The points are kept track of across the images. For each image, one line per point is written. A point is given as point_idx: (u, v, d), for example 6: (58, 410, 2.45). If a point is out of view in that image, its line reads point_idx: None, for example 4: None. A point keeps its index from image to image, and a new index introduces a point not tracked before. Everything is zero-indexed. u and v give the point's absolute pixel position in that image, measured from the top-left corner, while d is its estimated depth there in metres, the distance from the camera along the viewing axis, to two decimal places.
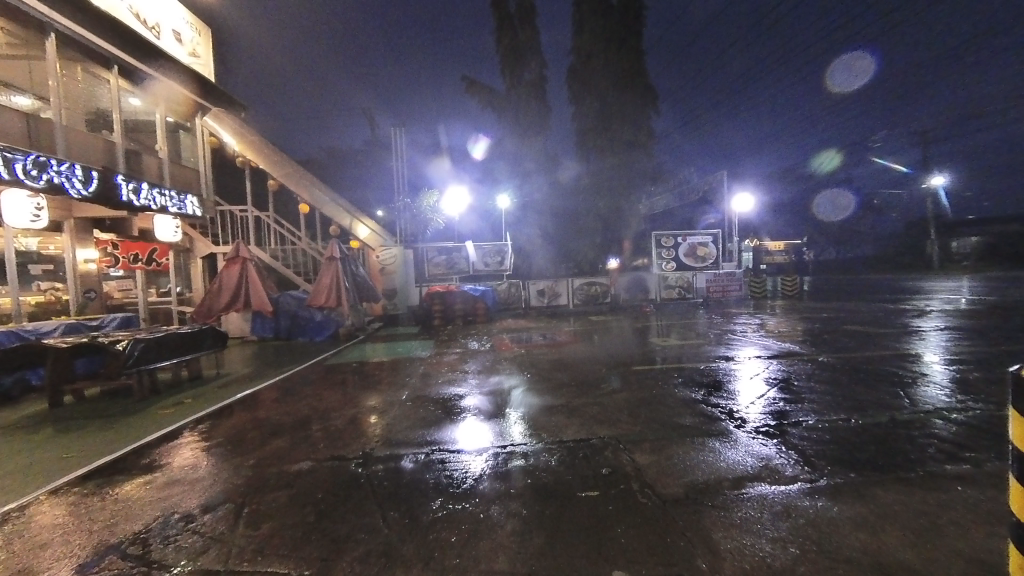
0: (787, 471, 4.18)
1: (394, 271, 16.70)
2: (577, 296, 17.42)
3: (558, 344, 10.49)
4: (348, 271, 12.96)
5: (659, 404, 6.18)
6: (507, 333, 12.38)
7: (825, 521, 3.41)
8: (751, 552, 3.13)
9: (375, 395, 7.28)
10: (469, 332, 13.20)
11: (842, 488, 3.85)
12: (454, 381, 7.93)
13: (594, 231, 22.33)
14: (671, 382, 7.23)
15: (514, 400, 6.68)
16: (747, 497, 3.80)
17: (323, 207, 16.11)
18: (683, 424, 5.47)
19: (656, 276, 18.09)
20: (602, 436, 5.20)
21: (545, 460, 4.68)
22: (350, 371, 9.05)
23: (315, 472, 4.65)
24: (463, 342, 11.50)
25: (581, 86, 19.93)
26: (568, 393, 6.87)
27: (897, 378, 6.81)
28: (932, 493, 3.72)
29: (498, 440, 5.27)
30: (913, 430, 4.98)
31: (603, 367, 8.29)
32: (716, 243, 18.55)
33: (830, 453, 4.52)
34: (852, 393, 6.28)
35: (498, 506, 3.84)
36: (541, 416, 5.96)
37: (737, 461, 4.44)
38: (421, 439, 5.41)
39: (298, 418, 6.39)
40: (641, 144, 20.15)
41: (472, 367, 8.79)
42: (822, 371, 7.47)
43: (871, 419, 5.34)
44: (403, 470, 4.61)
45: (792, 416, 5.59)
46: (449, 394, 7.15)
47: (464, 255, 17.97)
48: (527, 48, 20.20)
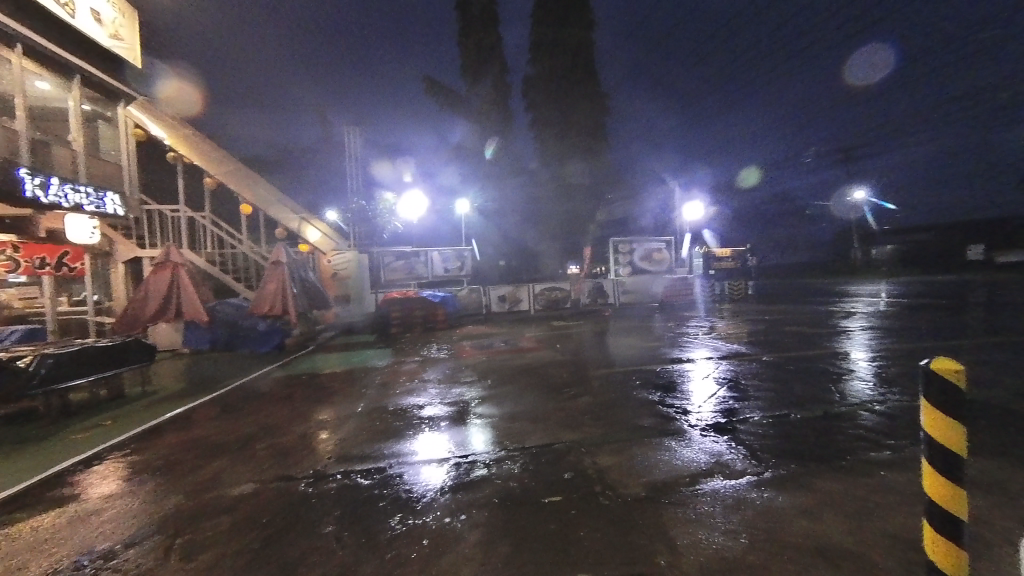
0: (736, 466, 4.39)
1: (347, 276, 16.15)
2: (538, 302, 17.56)
3: (521, 350, 10.46)
4: (296, 276, 12.32)
5: (620, 406, 6.32)
6: (469, 340, 12.19)
7: (771, 510, 3.61)
8: (706, 545, 3.23)
9: (326, 409, 6.87)
10: (429, 339, 12.87)
11: (785, 479, 4.10)
12: (413, 391, 7.66)
13: (553, 238, 22.89)
14: (629, 384, 7.43)
15: (475, 409, 6.56)
16: (702, 492, 3.94)
17: (268, 208, 15.54)
18: (641, 425, 5.61)
19: (613, 280, 18.65)
20: (565, 441, 5.21)
21: (508, 468, 4.59)
22: (300, 384, 8.49)
23: (260, 494, 4.28)
24: (423, 350, 11.18)
25: (541, 93, 20.24)
26: (528, 400, 6.84)
27: (830, 375, 7.42)
28: (862, 479, 4.04)
29: (462, 450, 5.12)
30: (845, 421, 5.42)
31: (565, 371, 8.40)
32: (670, 249, 19.55)
33: (774, 446, 4.80)
34: (792, 390, 6.76)
35: (460, 517, 3.72)
36: (504, 424, 5.89)
37: (691, 459, 4.60)
38: (377, 453, 5.16)
39: (239, 437, 5.88)
40: (598, 153, 20.80)
41: (432, 376, 8.53)
42: (765, 369, 8.01)
43: (809, 413, 5.76)
44: (359, 487, 4.36)
45: (740, 413, 5.91)
46: (408, 405, 6.89)
47: (422, 261, 17.71)
48: (488, 55, 20.31)
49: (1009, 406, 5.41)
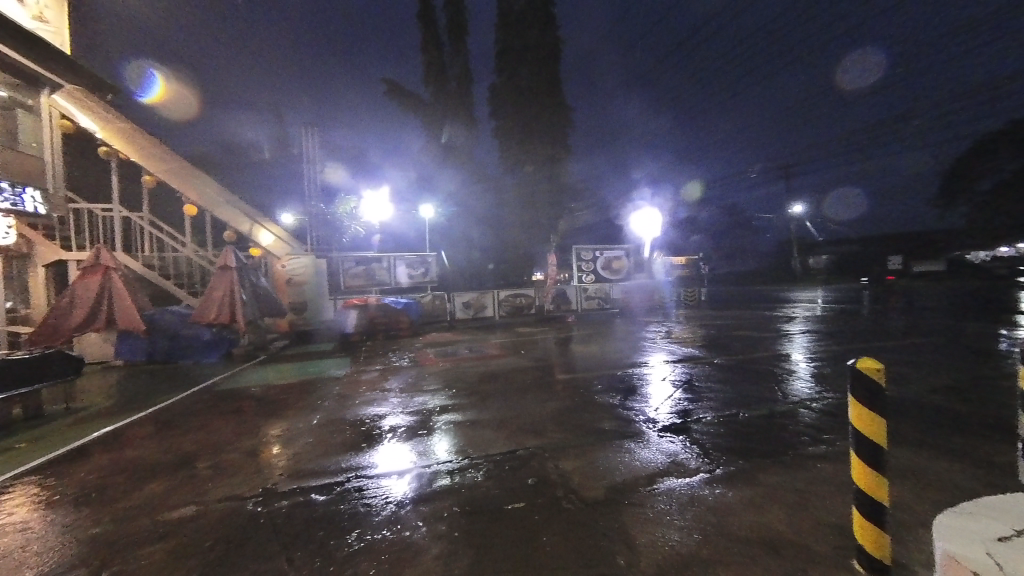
0: (691, 464, 4.60)
1: (304, 282, 15.22)
2: (503, 308, 17.58)
3: (486, 357, 10.44)
4: (246, 282, 11.65)
5: (583, 410, 6.46)
6: (432, 348, 12.00)
7: (722, 505, 3.82)
8: (664, 543, 3.35)
9: (279, 422, 6.52)
10: (390, 347, 12.54)
11: (734, 474, 4.35)
12: (373, 401, 7.43)
13: (518, 244, 23.09)
14: (592, 388, 7.61)
15: (439, 417, 6.47)
16: (659, 491, 4.10)
17: (216, 209, 14.53)
18: (603, 428, 5.76)
19: (577, 287, 18.98)
20: (528, 446, 5.24)
21: (471, 477, 4.55)
22: (250, 396, 8.00)
23: (204, 516, 3.99)
24: (384, 359, 10.87)
25: (506, 101, 20.55)
26: (492, 406, 6.82)
27: (774, 375, 7.97)
28: (802, 471, 4.36)
29: (424, 460, 5.03)
30: (787, 419, 5.83)
31: (530, 377, 8.47)
32: (629, 256, 20.10)
33: (724, 444, 5.08)
34: (741, 390, 7.19)
35: (421, 530, 3.63)
36: (468, 431, 5.83)
37: (649, 459, 4.77)
38: (334, 467, 4.95)
39: (179, 455, 5.44)
40: (560, 162, 21.33)
41: (394, 385, 8.32)
42: (717, 371, 8.47)
43: (755, 412, 6.15)
44: (314, 504, 4.16)
45: (694, 413, 6.21)
46: (369, 415, 6.67)
47: (384, 266, 17.20)
48: (452, 62, 20.45)
49: (922, 401, 6.03)
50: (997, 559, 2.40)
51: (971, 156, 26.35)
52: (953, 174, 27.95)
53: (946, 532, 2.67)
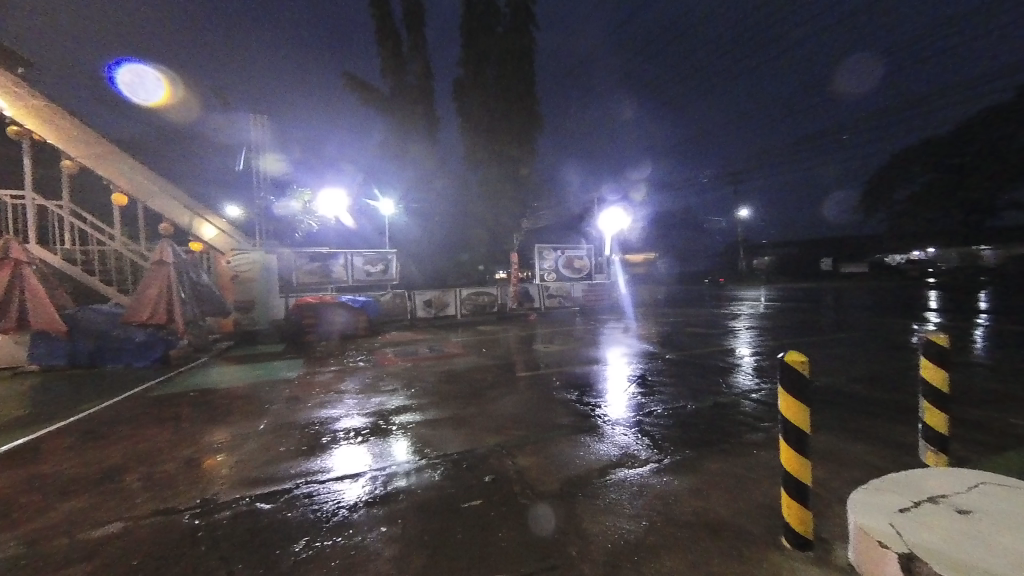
0: (641, 456, 4.81)
1: (251, 279, 14.32)
2: (465, 306, 17.45)
3: (447, 355, 10.34)
4: (186, 279, 10.83)
5: (542, 407, 6.57)
6: (392, 347, 11.71)
7: (669, 493, 4.02)
8: (614, 532, 3.48)
9: (223, 429, 6.12)
10: (346, 347, 12.10)
11: (680, 463, 4.59)
12: (327, 403, 7.14)
13: (482, 242, 23.00)
14: (552, 385, 7.75)
15: (397, 417, 6.34)
16: (612, 482, 4.26)
17: (151, 200, 13.61)
18: (561, 423, 5.89)
19: (539, 286, 19.20)
20: (487, 445, 5.25)
21: (428, 477, 4.50)
22: (188, 402, 7.42)
23: (134, 532, 3.69)
24: (339, 360, 10.47)
25: (469, 98, 20.52)
26: (454, 405, 6.79)
27: (721, 370, 8.48)
28: (742, 458, 4.67)
29: (381, 462, 4.93)
30: (730, 410, 6.23)
31: (490, 375, 8.51)
32: (590, 256, 20.68)
33: (673, 435, 5.35)
34: (691, 384, 7.60)
35: (375, 533, 3.56)
36: (427, 431, 5.77)
37: (604, 452, 4.93)
38: (283, 473, 4.73)
39: (104, 469, 4.96)
40: (523, 161, 21.54)
41: (350, 387, 8.03)
42: (670, 367, 8.89)
43: (702, 404, 6.53)
44: (259, 512, 3.96)
45: (646, 407, 6.50)
46: (322, 418, 6.43)
47: (341, 263, 16.62)
48: (412, 55, 20.13)
49: (845, 390, 6.66)
50: (899, 530, 2.76)
51: (889, 168, 29.43)
52: (875, 184, 31.01)
53: (859, 508, 3.02)
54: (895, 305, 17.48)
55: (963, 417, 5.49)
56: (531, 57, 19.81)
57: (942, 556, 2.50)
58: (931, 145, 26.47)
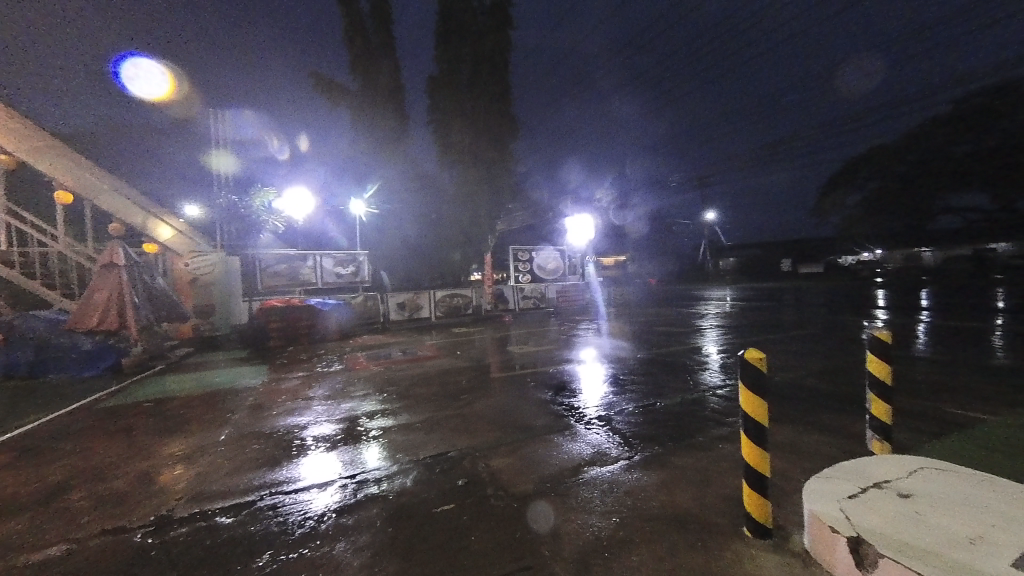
0: (613, 453, 4.91)
1: (212, 283, 13.79)
2: (439, 308, 17.27)
3: (420, 358, 10.20)
4: (140, 282, 10.21)
5: (516, 408, 6.58)
6: (363, 351, 11.45)
7: (639, 488, 4.13)
8: (586, 530, 3.53)
9: (181, 440, 5.80)
10: (315, 352, 11.73)
11: (649, 460, 4.72)
12: (294, 411, 6.90)
13: (456, 243, 22.84)
14: (526, 386, 7.80)
15: (368, 423, 6.20)
16: (584, 480, 4.32)
17: (102, 198, 12.94)
18: (535, 424, 5.93)
19: (513, 287, 19.27)
20: (460, 447, 5.22)
21: (401, 483, 4.42)
22: (142, 413, 6.99)
23: (79, 554, 3.44)
24: (307, 365, 10.11)
25: (443, 98, 20.38)
26: (427, 408, 6.72)
27: (688, 368, 8.76)
28: (707, 453, 4.85)
29: (351, 469, 4.81)
30: (697, 406, 6.45)
31: (464, 377, 8.44)
32: (564, 257, 20.93)
33: (643, 433, 5.49)
34: (660, 382, 7.82)
35: (344, 543, 3.47)
36: (399, 436, 5.67)
37: (577, 451, 5.00)
38: (247, 485, 4.54)
39: (45, 488, 4.60)
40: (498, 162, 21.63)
41: (319, 393, 7.79)
42: (641, 365, 9.10)
43: (671, 401, 6.73)
44: (220, 527, 3.78)
45: (618, 405, 6.62)
46: (288, 426, 6.20)
47: (309, 265, 16.09)
48: (383, 51, 19.63)
49: (802, 384, 7.03)
50: (849, 514, 2.95)
51: (842, 174, 31.32)
52: (830, 189, 32.92)
53: (813, 496, 3.20)
54: (847, 303, 18.63)
55: (907, 407, 5.90)
56: (506, 58, 19.85)
57: (884, 537, 2.69)
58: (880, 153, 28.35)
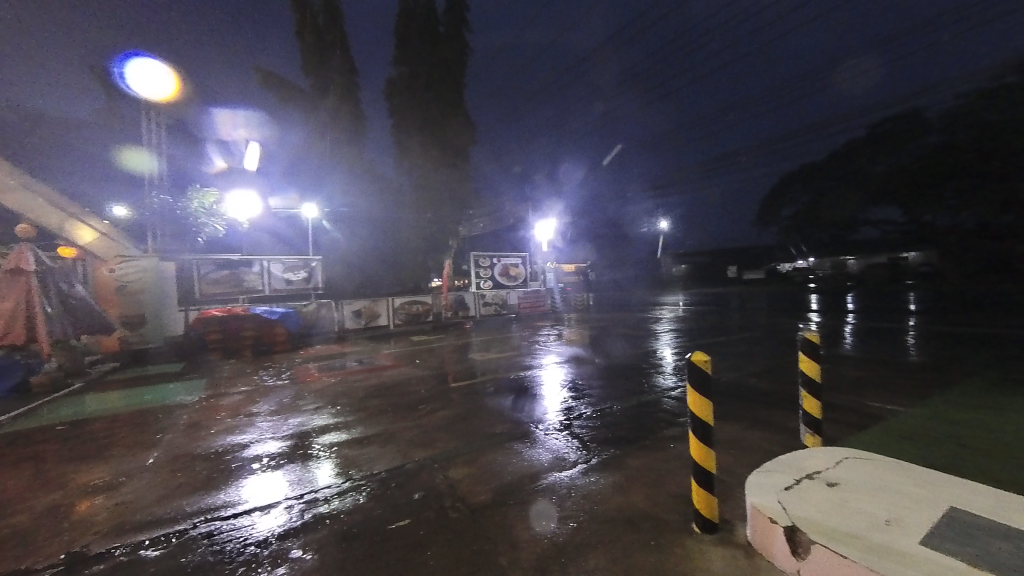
0: (571, 458, 4.97)
1: (142, 291, 12.56)
2: (398, 316, 16.81)
3: (378, 368, 9.89)
4: (56, 293, 9.13)
5: (475, 417, 6.52)
6: (316, 362, 10.93)
7: (596, 492, 4.19)
8: (543, 536, 3.54)
9: (101, 466, 5.22)
10: (260, 364, 10.99)
11: (606, 462, 4.82)
12: (235, 428, 6.43)
13: (416, 249, 22.41)
14: (486, 393, 7.76)
15: (320, 438, 5.89)
16: (544, 487, 4.33)
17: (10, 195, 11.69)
18: (495, 432, 5.90)
19: (474, 294, 19.13)
20: (417, 459, 5.08)
21: (353, 500, 4.22)
22: (52, 438, 6.21)
23: None
24: (251, 379, 9.45)
25: (401, 101, 20.98)
26: (385, 420, 6.50)
27: (644, 371, 9.07)
28: (661, 453, 5.02)
29: (299, 488, 4.52)
30: (652, 408, 6.68)
31: (422, 387, 8.22)
32: (525, 264, 21.05)
33: (601, 436, 5.61)
34: (617, 386, 8.03)
35: (288, 570, 3.24)
36: (354, 450, 5.43)
37: (537, 458, 5.01)
38: (179, 512, 4.14)
39: None
40: (458, 165, 21.99)
41: (265, 408, 7.31)
42: (599, 370, 9.33)
43: (626, 404, 6.93)
44: (144, 562, 3.41)
45: (576, 410, 6.73)
46: (229, 445, 5.76)
47: (255, 271, 15.22)
48: (337, 51, 20.04)
49: (746, 384, 7.48)
50: (785, 505, 3.16)
51: (778, 188, 34.18)
52: (768, 202, 35.77)
53: (754, 490, 3.39)
54: (783, 306, 20.25)
55: (836, 402, 6.43)
56: (462, 64, 20.88)
57: (817, 526, 2.90)
58: (809, 170, 31.29)
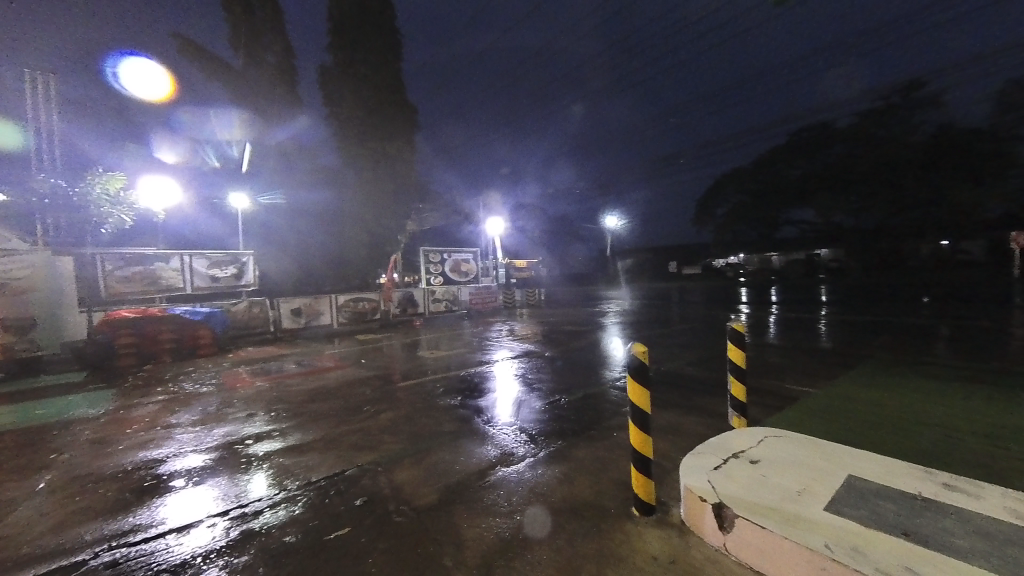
0: (519, 452, 5.00)
1: (30, 291, 10.88)
2: (343, 314, 15.96)
3: (319, 370, 9.33)
4: None
5: (423, 415, 6.40)
6: (247, 365, 10.11)
7: (543, 484, 4.26)
8: (490, 532, 3.54)
9: None
10: (179, 370, 9.93)
11: (553, 454, 4.92)
12: (151, 442, 5.78)
13: (362, 245, 21.70)
14: (435, 392, 7.58)
15: (253, 448, 5.44)
16: (491, 483, 4.33)
17: None
18: (443, 430, 5.81)
19: (423, 290, 18.54)
20: (360, 464, 4.86)
21: (288, 512, 3.93)
22: None
23: None
24: (171, 387, 8.52)
25: (339, 87, 19.94)
26: (327, 424, 6.18)
27: (592, 364, 9.37)
28: (604, 442, 5.21)
29: (226, 504, 4.13)
30: (597, 399, 6.93)
31: (368, 389, 7.86)
32: (477, 260, 20.98)
33: (549, 429, 5.70)
34: (566, 379, 8.25)
35: None
36: (291, 459, 5.08)
37: (486, 454, 4.99)
38: (80, 540, 3.65)
39: None
40: (404, 158, 21.60)
41: (187, 418, 6.64)
42: (548, 364, 9.52)
43: (573, 396, 7.14)
44: None
45: (525, 404, 6.81)
46: (143, 462, 5.17)
47: (176, 266, 13.78)
48: (268, 29, 18.66)
49: (682, 373, 7.96)
50: (714, 484, 3.39)
51: (713, 189, 36.75)
52: (704, 203, 38.42)
53: (687, 472, 3.60)
54: (716, 299, 21.92)
55: (759, 386, 7.05)
56: (402, 54, 20.37)
57: (741, 502, 3.14)
58: (738, 174, 34.00)
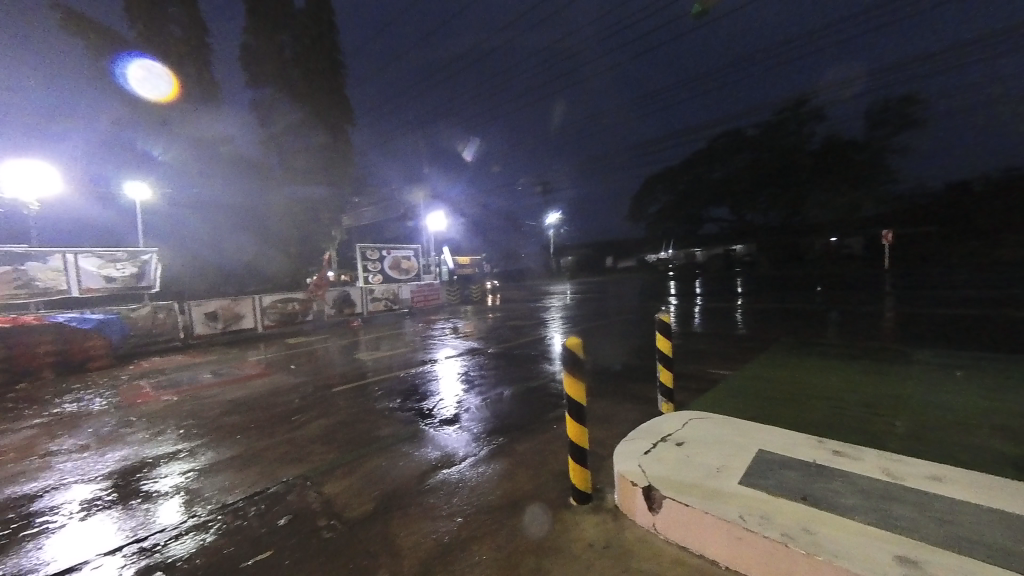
0: (460, 453, 4.91)
1: None
2: (269, 316, 14.70)
3: (242, 379, 8.52)
4: None
5: (359, 421, 6.07)
6: (154, 377, 8.95)
7: (482, 483, 4.22)
8: (429, 537, 3.44)
9: None
10: (63, 387, 8.55)
11: (493, 452, 4.90)
12: (25, 474, 4.90)
13: (292, 236, 20.74)
14: (372, 396, 7.23)
15: (161, 470, 4.84)
16: (431, 486, 4.21)
17: None
18: (380, 435, 5.55)
19: (360, 289, 17.59)
20: (285, 479, 4.49)
21: (198, 541, 3.51)
22: None
23: None
24: (49, 407, 7.27)
25: (262, 69, 18.17)
26: (251, 437, 5.65)
27: (533, 358, 9.50)
28: (545, 435, 5.30)
29: (122, 538, 3.60)
30: (537, 393, 7.01)
31: (297, 397, 7.27)
32: (418, 257, 20.24)
33: (490, 426, 5.67)
34: (507, 374, 8.28)
35: None
36: (204, 479, 4.56)
37: (425, 457, 4.86)
38: None
39: None
40: (340, 149, 20.45)
41: (73, 444, 5.70)
42: (491, 360, 9.49)
43: (514, 391, 7.16)
44: None
45: (465, 403, 6.71)
46: (13, 498, 4.37)
47: (58, 266, 11.85)
48: None
49: (618, 363, 8.34)
50: (644, 468, 3.57)
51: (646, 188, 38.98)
52: (637, 201, 40.65)
53: (620, 459, 3.76)
54: (649, 292, 23.31)
55: (685, 371, 7.61)
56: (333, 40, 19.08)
57: (668, 482, 3.34)
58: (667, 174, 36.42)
